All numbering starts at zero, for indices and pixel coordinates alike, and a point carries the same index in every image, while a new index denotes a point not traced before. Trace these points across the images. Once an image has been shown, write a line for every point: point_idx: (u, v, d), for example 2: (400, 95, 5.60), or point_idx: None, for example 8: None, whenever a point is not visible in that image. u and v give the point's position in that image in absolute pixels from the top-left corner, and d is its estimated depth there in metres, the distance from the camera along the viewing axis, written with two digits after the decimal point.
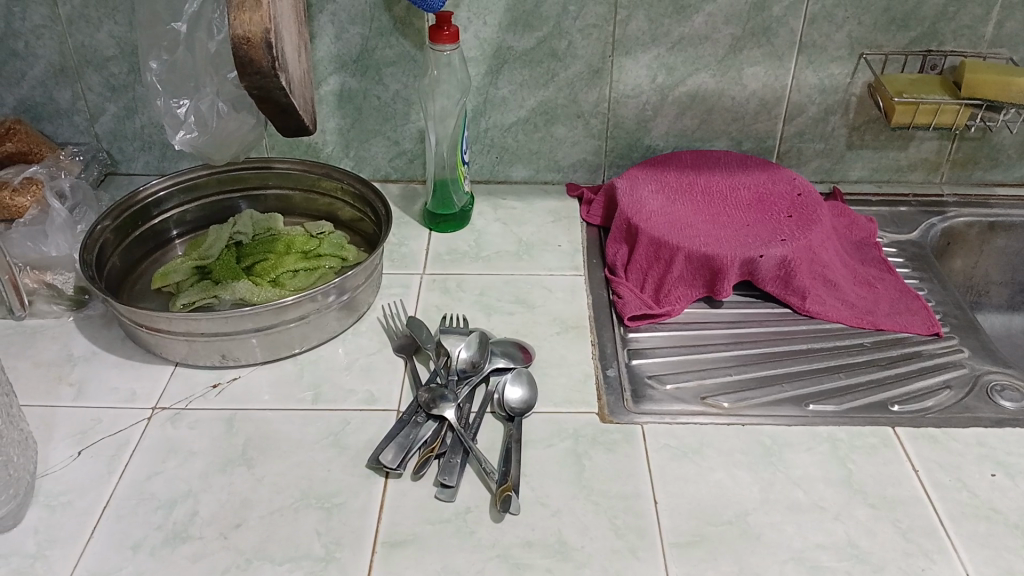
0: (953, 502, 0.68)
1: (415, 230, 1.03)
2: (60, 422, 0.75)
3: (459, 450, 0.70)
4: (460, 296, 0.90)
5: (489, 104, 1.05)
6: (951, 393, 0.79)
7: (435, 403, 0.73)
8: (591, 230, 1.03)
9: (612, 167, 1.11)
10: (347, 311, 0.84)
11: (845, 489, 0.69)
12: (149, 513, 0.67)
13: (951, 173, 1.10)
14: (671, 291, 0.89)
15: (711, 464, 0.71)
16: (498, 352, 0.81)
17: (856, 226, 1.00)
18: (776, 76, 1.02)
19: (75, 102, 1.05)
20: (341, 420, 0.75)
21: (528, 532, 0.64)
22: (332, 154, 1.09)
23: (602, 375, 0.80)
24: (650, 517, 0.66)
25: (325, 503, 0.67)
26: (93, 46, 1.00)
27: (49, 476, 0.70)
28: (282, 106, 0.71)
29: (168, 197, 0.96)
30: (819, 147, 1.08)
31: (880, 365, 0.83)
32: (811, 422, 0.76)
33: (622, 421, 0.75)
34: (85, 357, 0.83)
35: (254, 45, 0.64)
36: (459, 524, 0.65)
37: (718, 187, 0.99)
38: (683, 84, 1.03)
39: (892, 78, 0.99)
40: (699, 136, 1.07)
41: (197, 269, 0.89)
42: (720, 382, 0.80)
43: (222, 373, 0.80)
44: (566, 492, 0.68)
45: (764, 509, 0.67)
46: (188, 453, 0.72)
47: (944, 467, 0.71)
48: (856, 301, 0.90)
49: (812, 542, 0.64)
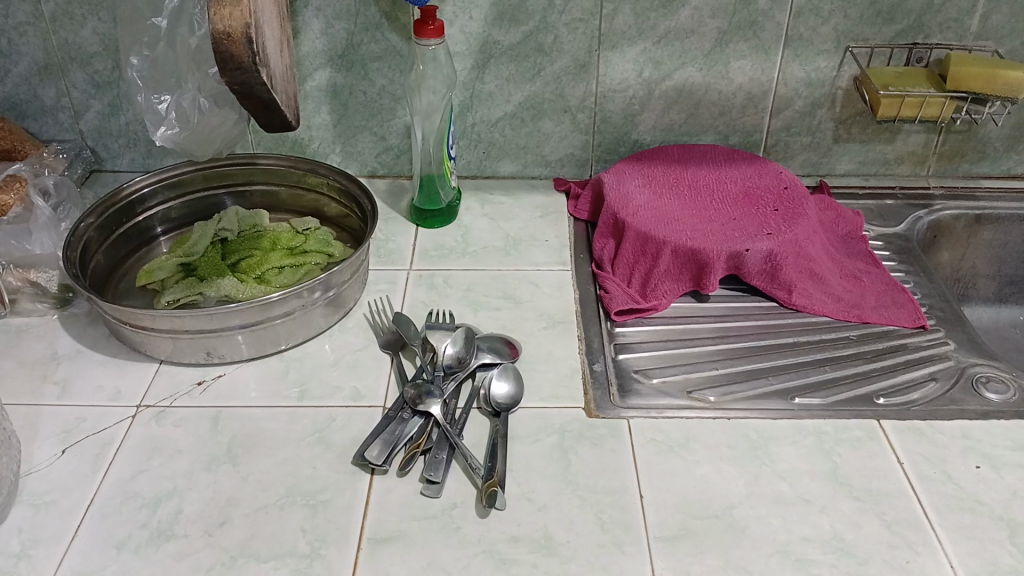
0: (938, 494, 0.68)
1: (403, 226, 1.02)
2: (45, 421, 0.75)
3: (445, 446, 0.70)
4: (447, 292, 0.90)
5: (476, 99, 1.05)
6: (937, 386, 0.80)
7: (421, 399, 0.73)
8: (578, 225, 1.03)
9: (600, 161, 1.10)
10: (333, 307, 0.84)
11: (831, 483, 0.69)
12: (134, 511, 0.66)
13: (938, 167, 1.10)
14: (658, 285, 0.89)
15: (698, 458, 0.71)
16: (485, 347, 0.81)
17: (843, 219, 1.00)
18: (762, 70, 1.02)
19: (59, 99, 1.04)
20: (327, 416, 0.75)
21: (514, 527, 0.64)
22: (318, 150, 1.09)
23: (589, 369, 0.80)
24: (636, 511, 0.66)
25: (310, 500, 0.67)
26: (77, 42, 0.99)
27: (34, 475, 0.70)
28: (264, 101, 0.71)
29: (153, 194, 0.95)
30: (806, 141, 1.08)
31: (866, 358, 0.83)
32: (797, 416, 0.76)
33: (608, 416, 0.75)
34: (70, 355, 0.82)
35: (234, 40, 0.64)
36: (444, 520, 0.65)
37: (706, 181, 0.99)
38: (670, 78, 1.03)
39: (878, 71, 0.99)
40: (686, 130, 1.07)
41: (182, 266, 0.89)
42: (707, 376, 0.80)
43: (208, 370, 0.80)
44: (552, 487, 0.68)
45: (749, 502, 0.67)
46: (173, 450, 0.72)
47: (929, 459, 0.71)
48: (843, 295, 0.90)
49: (797, 535, 0.65)
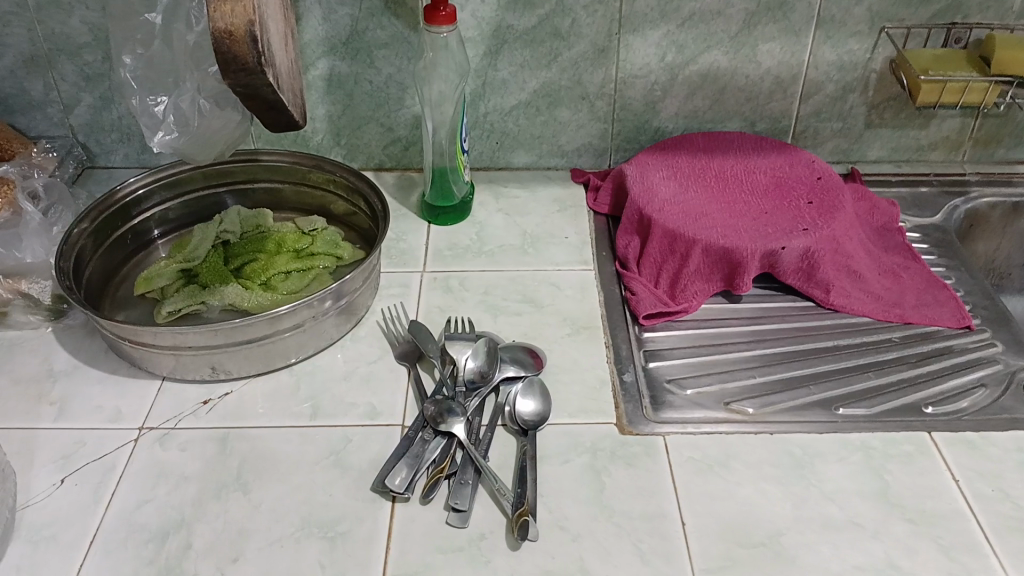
0: (996, 514, 0.64)
1: (413, 223, 0.97)
2: (42, 446, 0.70)
3: (470, 470, 0.65)
4: (465, 296, 0.85)
5: (489, 87, 0.99)
6: (987, 392, 0.75)
7: (442, 418, 0.68)
8: (599, 219, 0.98)
9: (618, 151, 1.05)
10: (345, 316, 0.79)
11: (882, 504, 0.65)
12: (140, 547, 0.62)
13: (972, 152, 1.05)
14: (687, 286, 0.84)
15: (739, 478, 0.66)
16: (507, 359, 0.76)
17: (878, 210, 0.95)
18: (792, 53, 0.96)
19: (48, 93, 0.98)
20: (342, 436, 0.70)
21: (548, 560, 0.60)
22: (322, 143, 1.04)
23: (619, 381, 0.75)
24: (676, 540, 0.62)
25: (328, 532, 0.63)
26: (66, 32, 0.93)
27: (31, 508, 0.65)
28: (270, 102, 0.65)
29: (149, 195, 0.90)
30: (836, 127, 1.03)
31: (910, 362, 0.79)
32: (842, 428, 0.71)
33: (643, 432, 0.70)
34: (66, 372, 0.77)
35: (237, 39, 0.58)
36: (473, 552, 0.61)
37: (733, 171, 0.94)
38: (695, 62, 0.97)
39: (916, 54, 0.94)
40: (711, 117, 1.02)
41: (183, 273, 0.84)
42: (744, 385, 0.75)
43: (213, 387, 0.75)
44: (586, 513, 0.63)
45: (797, 527, 0.63)
46: (179, 477, 0.67)
47: (985, 475, 0.67)
48: (882, 293, 0.85)
49: (850, 564, 0.60)
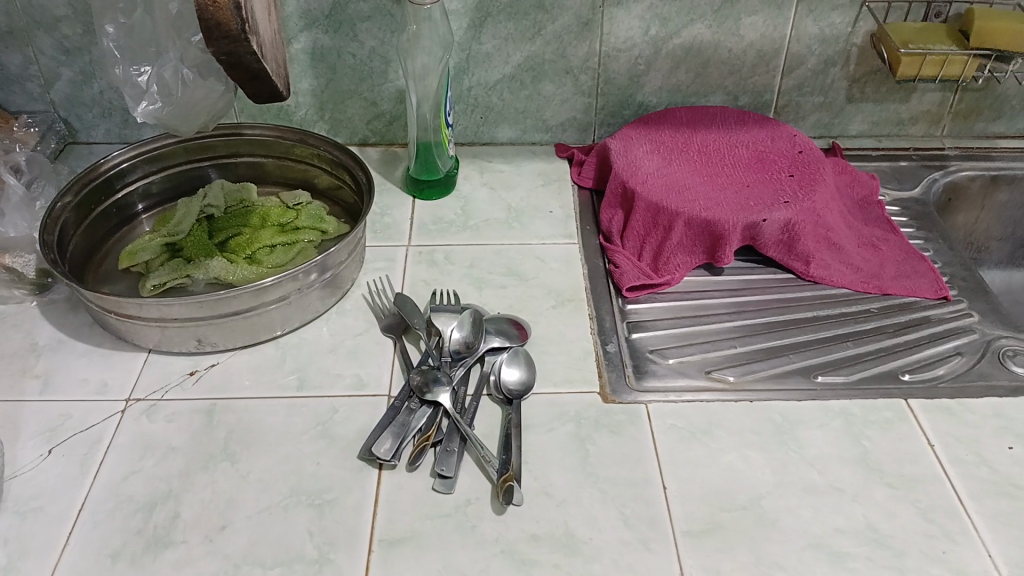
0: (973, 479, 0.65)
1: (398, 197, 0.97)
2: (27, 420, 0.70)
3: (456, 438, 0.66)
4: (450, 270, 0.86)
5: (473, 61, 0.99)
6: (963, 360, 0.77)
7: (428, 388, 0.68)
8: (583, 193, 0.98)
9: (603, 125, 1.05)
10: (331, 289, 0.79)
11: (861, 469, 0.66)
12: (128, 517, 0.62)
13: (952, 126, 1.06)
14: (670, 259, 0.85)
15: (722, 445, 0.68)
16: (493, 330, 0.76)
17: (859, 183, 0.96)
18: (775, 26, 0.96)
19: (27, 67, 0.97)
20: (328, 407, 0.71)
21: (534, 525, 0.61)
22: (305, 118, 1.03)
23: (603, 351, 0.76)
24: (659, 505, 0.63)
25: (316, 499, 0.63)
26: (43, 4, 0.92)
27: (17, 479, 0.65)
28: (253, 71, 0.65)
29: (132, 169, 0.89)
30: (818, 101, 1.04)
31: (889, 332, 0.80)
32: (822, 396, 0.73)
33: (625, 401, 0.71)
34: (51, 346, 0.77)
35: (221, 6, 0.57)
36: (460, 518, 0.62)
37: (716, 145, 0.95)
38: (678, 35, 0.97)
39: (897, 27, 0.94)
40: (694, 91, 1.02)
41: (167, 247, 0.84)
42: (726, 355, 0.76)
43: (199, 359, 0.76)
44: (571, 480, 0.64)
45: (778, 492, 0.64)
46: (166, 449, 0.67)
47: (961, 440, 0.68)
48: (862, 265, 0.86)
49: (830, 527, 0.62)
